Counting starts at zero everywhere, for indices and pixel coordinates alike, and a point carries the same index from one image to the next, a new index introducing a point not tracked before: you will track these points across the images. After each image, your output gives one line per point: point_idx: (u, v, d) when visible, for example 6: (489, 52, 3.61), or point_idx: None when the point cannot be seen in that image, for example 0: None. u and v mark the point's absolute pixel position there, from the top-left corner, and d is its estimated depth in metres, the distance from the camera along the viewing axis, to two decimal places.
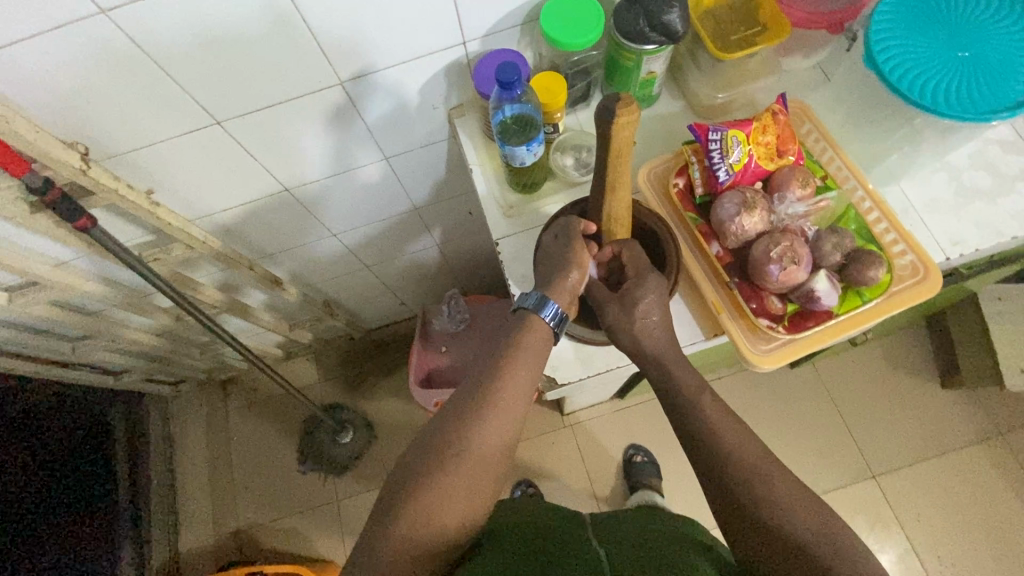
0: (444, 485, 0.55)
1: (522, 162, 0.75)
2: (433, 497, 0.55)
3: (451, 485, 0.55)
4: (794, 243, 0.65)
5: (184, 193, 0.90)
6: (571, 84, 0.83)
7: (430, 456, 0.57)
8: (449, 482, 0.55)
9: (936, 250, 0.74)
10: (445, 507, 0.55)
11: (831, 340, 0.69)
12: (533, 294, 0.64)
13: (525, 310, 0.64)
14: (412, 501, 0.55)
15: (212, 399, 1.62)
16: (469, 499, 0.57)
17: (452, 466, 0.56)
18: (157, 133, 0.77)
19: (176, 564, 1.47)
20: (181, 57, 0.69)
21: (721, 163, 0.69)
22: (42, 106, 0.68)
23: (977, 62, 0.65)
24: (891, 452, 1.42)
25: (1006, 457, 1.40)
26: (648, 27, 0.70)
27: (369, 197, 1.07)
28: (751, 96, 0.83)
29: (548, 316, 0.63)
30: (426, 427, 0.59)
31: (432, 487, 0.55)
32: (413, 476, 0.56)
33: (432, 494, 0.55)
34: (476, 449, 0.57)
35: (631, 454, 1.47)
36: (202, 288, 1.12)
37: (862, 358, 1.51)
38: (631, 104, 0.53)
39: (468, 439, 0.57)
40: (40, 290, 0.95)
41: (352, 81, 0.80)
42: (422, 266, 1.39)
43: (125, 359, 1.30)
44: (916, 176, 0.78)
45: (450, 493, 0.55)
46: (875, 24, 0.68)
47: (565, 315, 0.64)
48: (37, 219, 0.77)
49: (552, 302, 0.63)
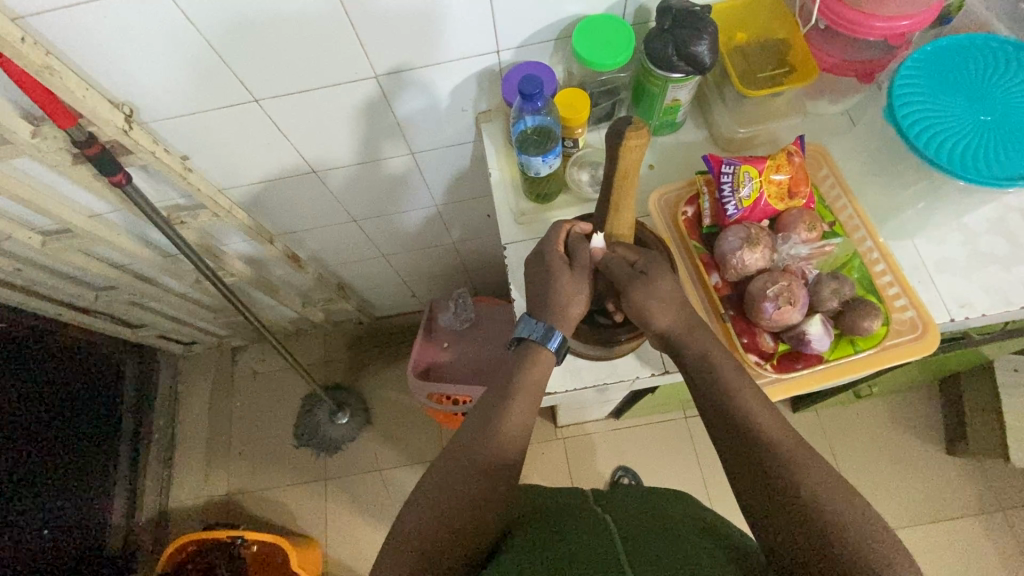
0: (453, 512, 0.59)
1: (537, 172, 0.77)
2: (443, 523, 0.58)
3: (460, 512, 0.59)
4: (792, 283, 0.66)
5: (216, 162, 0.94)
6: (596, 102, 0.85)
7: (441, 485, 0.60)
8: (459, 508, 0.59)
9: (941, 310, 0.73)
10: (453, 534, 0.58)
11: (820, 384, 0.69)
12: (539, 326, 0.67)
13: (531, 341, 0.67)
14: (422, 528, 0.58)
15: (220, 363, 1.67)
16: (474, 528, 0.60)
17: (460, 492, 0.60)
18: (198, 102, 0.82)
19: (164, 517, 1.52)
20: (229, 35, 0.73)
21: (730, 197, 0.70)
22: (96, 66, 0.73)
23: (998, 128, 0.65)
24: (885, 511, 1.39)
25: (1005, 534, 1.35)
26: (675, 55, 0.71)
27: (392, 188, 1.10)
28: (774, 134, 0.83)
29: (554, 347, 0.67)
30: (436, 463, 0.63)
31: (441, 513, 0.59)
32: (425, 506, 0.59)
33: (442, 521, 0.58)
34: (483, 476, 0.61)
35: (619, 475, 1.47)
36: (225, 257, 1.17)
37: (867, 412, 1.47)
38: (642, 128, 0.54)
39: (474, 466, 0.61)
40: (74, 238, 1.01)
41: (387, 76, 0.83)
42: (437, 262, 1.42)
43: (142, 314, 1.35)
44: (930, 233, 0.77)
45: (457, 519, 0.59)
46: (900, 78, 0.68)
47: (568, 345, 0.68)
48: (78, 171, 0.82)
49: (557, 334, 0.66)
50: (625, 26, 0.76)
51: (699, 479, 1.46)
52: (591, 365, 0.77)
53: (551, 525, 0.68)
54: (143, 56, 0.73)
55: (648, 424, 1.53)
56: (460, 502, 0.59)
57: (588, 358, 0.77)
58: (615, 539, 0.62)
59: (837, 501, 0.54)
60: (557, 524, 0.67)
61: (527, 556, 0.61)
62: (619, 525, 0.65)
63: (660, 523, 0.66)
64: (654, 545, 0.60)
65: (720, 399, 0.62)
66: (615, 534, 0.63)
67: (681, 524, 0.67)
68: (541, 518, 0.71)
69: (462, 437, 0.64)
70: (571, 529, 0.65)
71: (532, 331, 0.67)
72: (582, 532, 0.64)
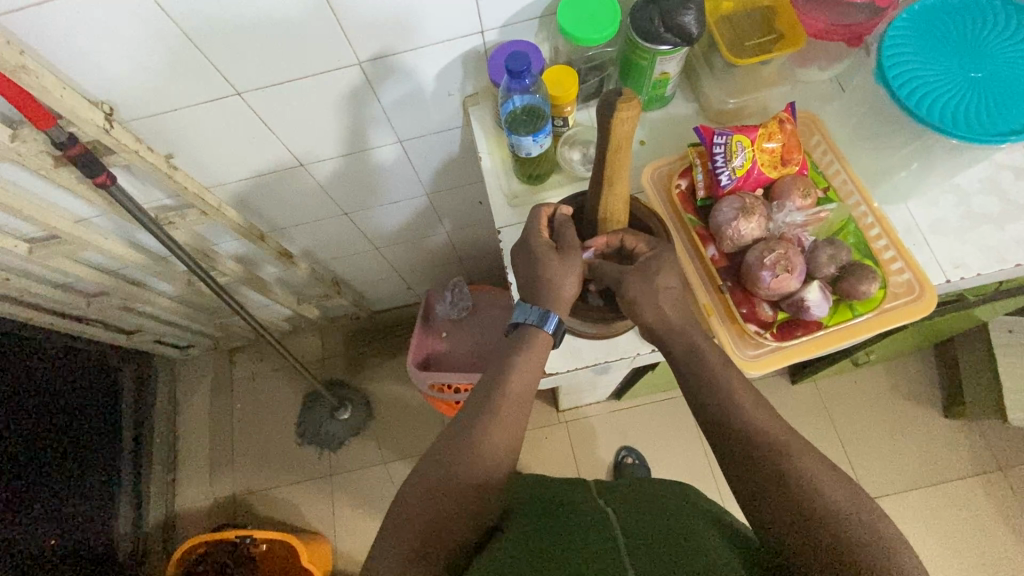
0: (449, 502, 0.59)
1: (528, 152, 0.77)
2: (439, 511, 0.58)
3: (454, 500, 0.59)
4: (789, 251, 0.66)
5: (203, 159, 0.93)
6: (584, 79, 0.84)
7: (436, 471, 0.60)
8: (452, 498, 0.59)
9: (937, 272, 0.73)
10: (448, 523, 0.58)
11: (820, 351, 0.69)
12: (534, 309, 0.67)
13: (527, 325, 0.67)
14: (424, 508, 0.59)
15: (219, 366, 1.66)
16: (468, 516, 0.60)
17: (457, 478, 0.59)
18: (180, 99, 0.80)
19: (171, 521, 1.51)
20: (207, 28, 0.71)
21: (724, 168, 0.70)
22: (72, 65, 0.71)
23: (988, 84, 0.65)
24: (886, 476, 1.40)
25: (1004, 491, 1.37)
26: (662, 27, 0.70)
27: (382, 178, 1.09)
28: (765, 104, 0.83)
29: (550, 329, 0.66)
30: (432, 446, 0.63)
31: (435, 502, 0.59)
32: (420, 489, 0.60)
33: (438, 506, 0.58)
34: (479, 464, 0.60)
35: (622, 456, 1.48)
36: (219, 257, 1.16)
37: (865, 379, 1.49)
38: (632, 100, 0.55)
39: (471, 454, 0.60)
40: (60, 245, 0.99)
41: (371, 63, 0.81)
42: (431, 253, 1.42)
43: (137, 319, 1.34)
44: (923, 196, 0.77)
45: (455, 506, 0.59)
46: (889, 38, 0.68)
47: (564, 325, 0.67)
48: (60, 174, 0.81)
49: (553, 316, 0.66)
50: (614, 7, 0.75)
51: (702, 455, 1.48)
52: (591, 344, 0.77)
53: (551, 520, 0.65)
54: (121, 51, 0.71)
55: (649, 403, 1.54)
56: (456, 490, 0.59)
57: (586, 338, 0.77)
58: (618, 535, 0.59)
59: (826, 464, 0.56)
60: (558, 521, 0.65)
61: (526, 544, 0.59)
62: (623, 520, 0.63)
63: (661, 513, 0.64)
64: (658, 540, 0.58)
65: (717, 368, 0.63)
66: (618, 530, 0.60)
67: (685, 516, 0.65)
68: (543, 509, 0.69)
69: (461, 415, 0.64)
70: (573, 525, 0.63)
71: (528, 315, 0.67)
72: (585, 528, 0.61)
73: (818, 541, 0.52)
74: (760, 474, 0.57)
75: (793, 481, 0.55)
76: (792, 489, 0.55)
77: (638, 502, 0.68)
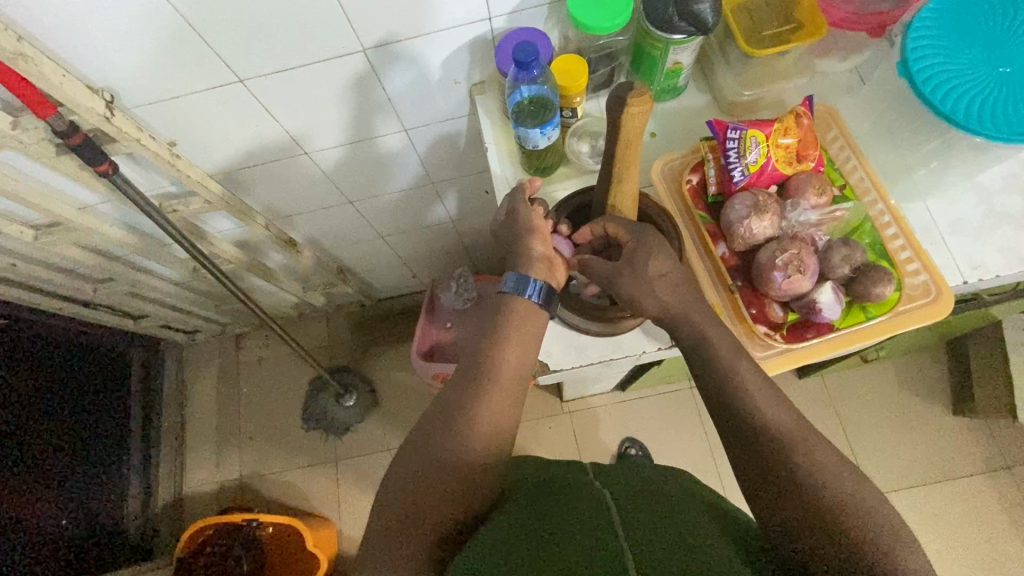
0: (436, 481, 0.58)
1: (535, 144, 0.75)
2: (430, 495, 0.58)
3: (447, 476, 0.59)
4: (802, 251, 0.65)
5: (206, 146, 0.92)
6: (594, 68, 0.82)
7: (426, 450, 0.60)
8: (438, 476, 0.58)
9: (955, 273, 0.71)
10: (438, 502, 0.58)
11: (830, 353, 0.68)
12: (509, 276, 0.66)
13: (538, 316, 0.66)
14: (413, 489, 0.58)
15: (225, 350, 1.67)
16: (463, 496, 0.60)
17: (447, 461, 0.59)
18: (182, 86, 0.79)
19: (180, 503, 1.54)
20: (204, 12, 0.69)
21: (737, 163, 0.68)
22: (71, 50, 0.70)
23: (1017, 79, 0.62)
24: (892, 472, 1.39)
25: (1012, 490, 1.36)
26: (676, 15, 0.68)
27: (385, 165, 1.06)
28: (780, 96, 0.80)
29: (531, 293, 0.66)
30: (419, 424, 0.64)
31: (427, 487, 0.58)
32: (413, 465, 0.60)
33: (429, 490, 0.58)
34: (473, 445, 0.60)
35: (625, 447, 1.48)
36: (221, 244, 1.14)
37: (873, 374, 1.47)
38: (643, 93, 0.54)
39: (463, 436, 0.60)
40: (66, 231, 0.99)
41: (375, 50, 0.79)
42: (436, 240, 1.40)
43: (144, 305, 1.34)
44: (942, 194, 0.75)
45: (446, 489, 0.58)
46: (915, 29, 0.65)
47: (547, 288, 0.66)
48: (62, 162, 0.80)
49: (530, 279, 0.65)
50: None
51: (705, 447, 1.47)
52: (596, 341, 0.77)
53: (546, 493, 0.64)
54: (122, 37, 0.70)
55: (653, 395, 1.53)
56: (448, 469, 0.59)
57: (592, 334, 0.76)
58: (612, 510, 0.58)
59: (834, 465, 0.55)
60: (550, 496, 0.63)
61: (522, 519, 0.59)
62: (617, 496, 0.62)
63: (654, 491, 0.64)
64: (652, 518, 0.57)
65: (726, 364, 0.61)
66: (609, 505, 0.59)
67: (676, 497, 0.64)
68: (538, 484, 0.67)
69: (453, 392, 0.63)
70: (568, 502, 0.61)
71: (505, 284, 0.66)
72: (579, 505, 0.60)
73: (813, 530, 0.52)
74: (766, 475, 0.56)
75: (801, 486, 0.54)
76: (797, 491, 0.54)
77: (634, 482, 0.67)
